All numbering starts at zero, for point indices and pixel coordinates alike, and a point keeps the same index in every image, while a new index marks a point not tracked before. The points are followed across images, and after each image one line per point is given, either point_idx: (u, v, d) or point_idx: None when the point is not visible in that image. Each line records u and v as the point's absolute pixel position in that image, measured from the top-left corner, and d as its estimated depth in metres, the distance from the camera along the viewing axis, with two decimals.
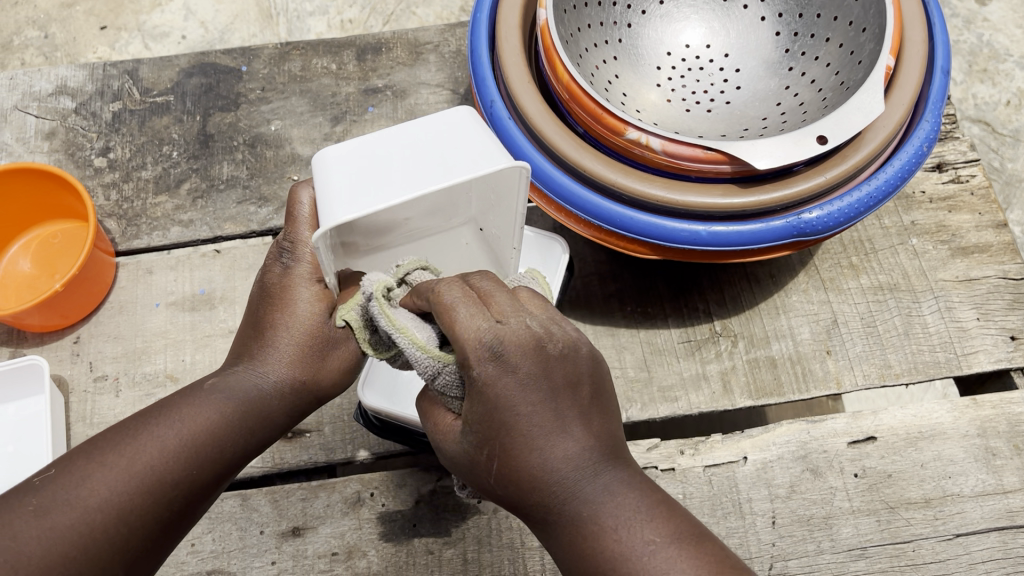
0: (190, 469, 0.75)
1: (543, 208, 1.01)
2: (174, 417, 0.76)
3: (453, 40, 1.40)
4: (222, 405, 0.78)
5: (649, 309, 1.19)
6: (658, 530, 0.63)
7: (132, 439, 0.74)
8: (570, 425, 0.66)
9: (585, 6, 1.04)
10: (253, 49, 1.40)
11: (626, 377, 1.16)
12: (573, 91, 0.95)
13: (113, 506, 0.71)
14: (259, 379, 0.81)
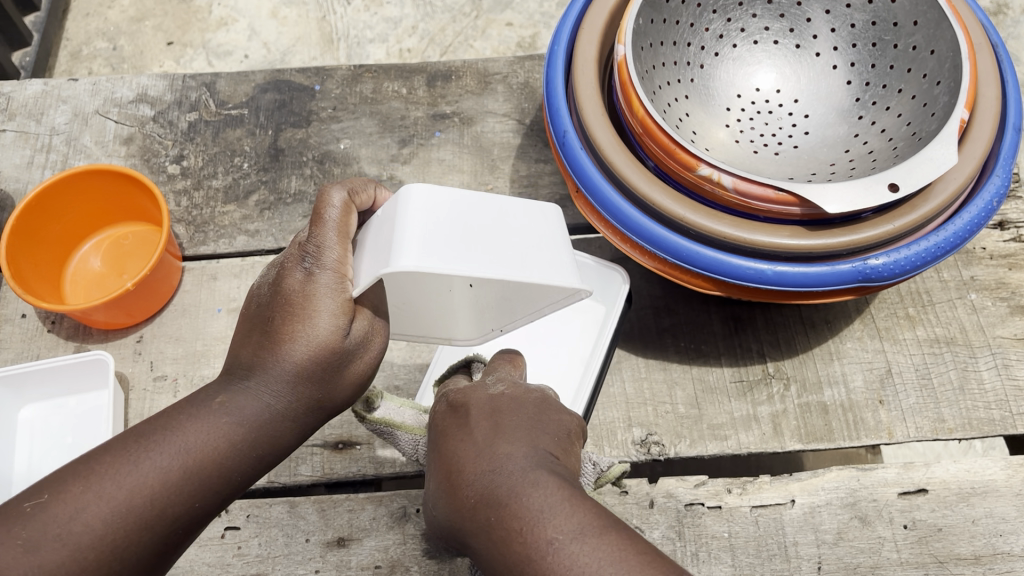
0: (190, 495, 0.76)
1: (610, 237, 1.03)
2: (168, 441, 0.76)
3: (521, 72, 1.43)
4: (229, 434, 0.78)
5: (703, 347, 1.20)
6: (565, 521, 0.67)
7: (130, 471, 0.74)
8: (515, 445, 0.75)
9: (661, 44, 1.07)
10: (327, 70, 1.44)
11: (676, 413, 1.16)
12: (647, 125, 0.97)
13: (110, 524, 0.72)
14: (263, 392, 0.81)
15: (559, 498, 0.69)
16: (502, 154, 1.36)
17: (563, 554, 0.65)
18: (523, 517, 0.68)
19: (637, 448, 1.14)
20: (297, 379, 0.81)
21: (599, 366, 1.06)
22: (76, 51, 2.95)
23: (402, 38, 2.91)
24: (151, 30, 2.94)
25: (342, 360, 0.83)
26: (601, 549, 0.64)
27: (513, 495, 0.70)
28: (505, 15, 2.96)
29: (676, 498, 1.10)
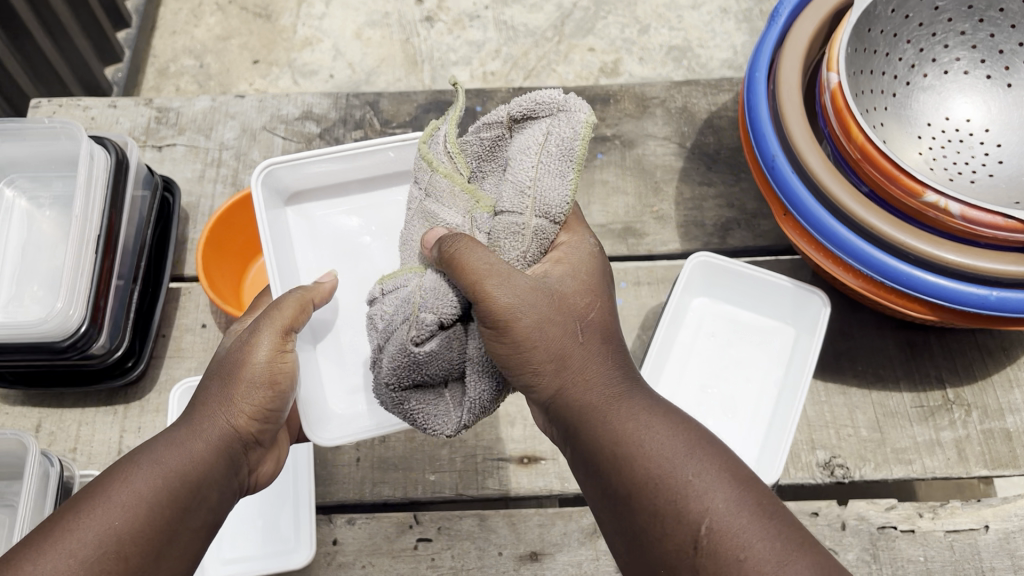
0: (172, 509, 0.74)
1: (820, 261, 1.06)
2: (138, 459, 0.76)
3: (679, 97, 1.45)
4: (159, 460, 0.77)
5: (881, 371, 1.21)
6: (663, 434, 0.71)
7: (93, 499, 0.72)
8: (567, 342, 0.77)
9: (860, 74, 1.11)
10: (488, 92, 1.48)
11: (859, 436, 1.17)
12: (866, 151, 1.00)
13: (102, 539, 0.69)
14: (197, 433, 0.82)
15: (675, 428, 0.73)
16: (665, 176, 1.38)
17: (669, 475, 0.68)
18: (642, 447, 0.71)
19: (822, 470, 1.15)
20: (217, 424, 0.83)
21: (798, 385, 1.08)
22: (164, 67, 2.74)
23: (486, 62, 2.70)
24: (238, 48, 2.74)
25: (247, 422, 0.85)
26: (715, 470, 0.68)
27: (623, 446, 0.72)
28: (588, 40, 2.71)
29: (869, 521, 1.10)
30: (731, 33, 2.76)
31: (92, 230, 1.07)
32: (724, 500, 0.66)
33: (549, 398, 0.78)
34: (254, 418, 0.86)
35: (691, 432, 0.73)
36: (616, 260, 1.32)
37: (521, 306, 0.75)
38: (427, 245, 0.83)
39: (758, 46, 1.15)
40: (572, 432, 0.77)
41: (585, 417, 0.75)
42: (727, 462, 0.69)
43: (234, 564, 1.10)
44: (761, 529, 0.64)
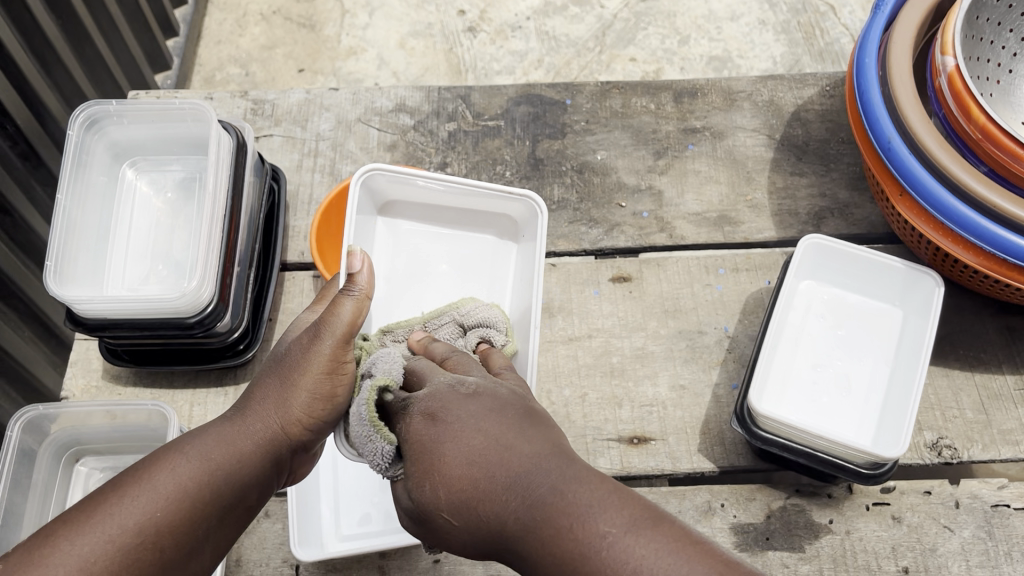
0: (213, 494, 0.82)
1: (937, 240, 1.10)
2: (187, 449, 0.84)
3: (765, 91, 1.48)
4: (210, 448, 0.85)
5: (983, 355, 1.22)
6: (615, 518, 0.63)
7: (145, 479, 0.80)
8: (522, 446, 0.72)
9: (972, 59, 1.16)
10: (577, 86, 1.49)
11: (965, 418, 1.18)
12: (989, 130, 1.05)
13: (142, 526, 0.77)
14: (247, 430, 0.89)
15: (605, 495, 0.65)
16: (757, 166, 1.40)
17: (617, 551, 0.61)
18: (561, 526, 0.64)
19: (930, 451, 1.16)
20: (269, 424, 0.90)
21: (915, 362, 1.10)
22: (209, 76, 2.48)
23: (529, 72, 2.47)
24: (282, 58, 2.49)
25: (301, 427, 0.91)
26: (646, 553, 0.60)
27: (550, 516, 0.65)
28: (630, 50, 2.51)
29: (981, 499, 1.12)
30: (768, 45, 2.51)
31: (219, 206, 1.10)
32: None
33: (460, 524, 0.73)
34: (308, 427, 0.92)
35: (631, 510, 0.64)
36: (711, 248, 1.34)
37: (423, 408, 0.81)
38: (353, 263, 0.97)
39: (863, 32, 1.19)
40: (433, 526, 0.76)
41: (496, 534, 0.70)
42: (608, 530, 0.62)
43: (354, 539, 1.11)
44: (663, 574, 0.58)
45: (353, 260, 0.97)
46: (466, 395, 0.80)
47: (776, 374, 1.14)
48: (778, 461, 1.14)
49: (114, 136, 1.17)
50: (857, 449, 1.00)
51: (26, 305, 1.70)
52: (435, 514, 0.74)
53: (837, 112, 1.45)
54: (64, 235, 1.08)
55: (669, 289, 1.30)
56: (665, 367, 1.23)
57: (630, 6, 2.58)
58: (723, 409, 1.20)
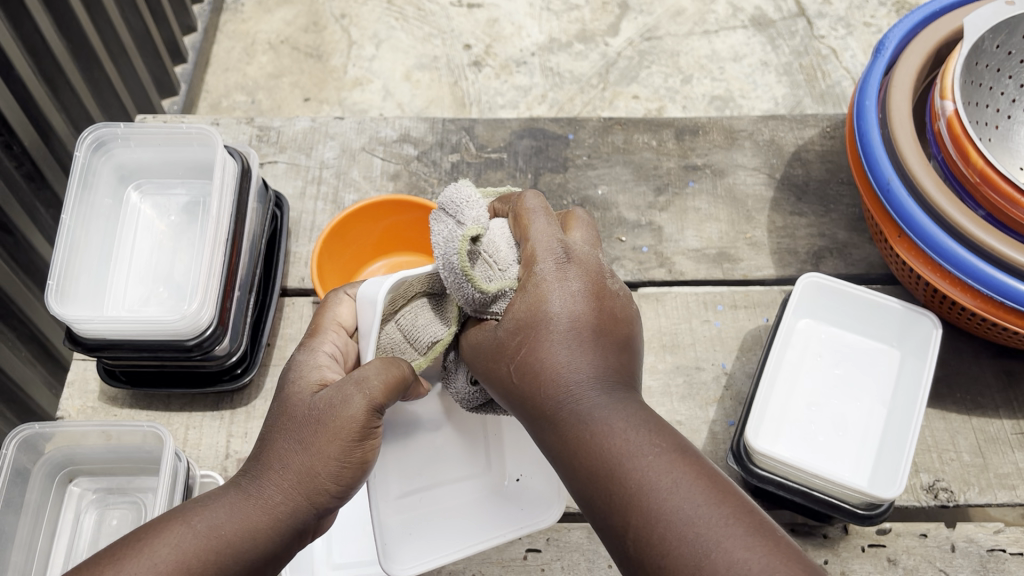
0: (219, 568, 0.76)
1: (935, 282, 1.11)
2: (194, 524, 0.78)
3: (767, 130, 1.49)
4: (218, 522, 0.79)
5: (980, 399, 1.22)
6: (660, 439, 0.73)
7: (139, 562, 0.75)
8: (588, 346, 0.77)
9: (970, 107, 1.19)
10: (580, 120, 1.50)
11: (962, 461, 1.18)
12: (987, 175, 1.06)
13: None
14: (263, 500, 0.80)
15: (654, 421, 0.75)
16: (756, 205, 1.41)
17: (650, 463, 0.71)
18: (610, 428, 0.74)
19: (926, 493, 1.15)
20: (290, 495, 0.81)
21: (912, 405, 1.10)
22: (215, 103, 2.50)
23: (533, 107, 2.49)
24: (289, 87, 2.51)
25: (327, 496, 0.82)
26: (680, 472, 0.70)
27: (611, 410, 0.75)
28: (633, 88, 2.54)
29: (977, 543, 1.11)
30: (771, 85, 2.54)
31: (222, 230, 1.10)
32: (700, 498, 0.68)
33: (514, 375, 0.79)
34: (334, 495, 0.82)
35: (669, 434, 0.74)
36: (710, 285, 1.35)
37: (566, 261, 0.79)
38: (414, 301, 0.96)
39: (864, 75, 1.21)
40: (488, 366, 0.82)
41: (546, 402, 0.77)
42: (655, 444, 0.72)
43: (347, 569, 1.11)
44: (703, 491, 0.68)
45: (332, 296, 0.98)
46: (563, 276, 0.79)
47: (772, 411, 1.14)
48: (777, 503, 1.14)
49: (121, 158, 1.18)
50: (853, 489, 1.00)
51: (25, 326, 1.70)
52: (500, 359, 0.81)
53: (837, 153, 1.47)
54: (68, 254, 1.09)
55: (667, 324, 1.30)
56: (662, 402, 1.23)
57: (634, 44, 2.61)
58: (719, 446, 1.20)
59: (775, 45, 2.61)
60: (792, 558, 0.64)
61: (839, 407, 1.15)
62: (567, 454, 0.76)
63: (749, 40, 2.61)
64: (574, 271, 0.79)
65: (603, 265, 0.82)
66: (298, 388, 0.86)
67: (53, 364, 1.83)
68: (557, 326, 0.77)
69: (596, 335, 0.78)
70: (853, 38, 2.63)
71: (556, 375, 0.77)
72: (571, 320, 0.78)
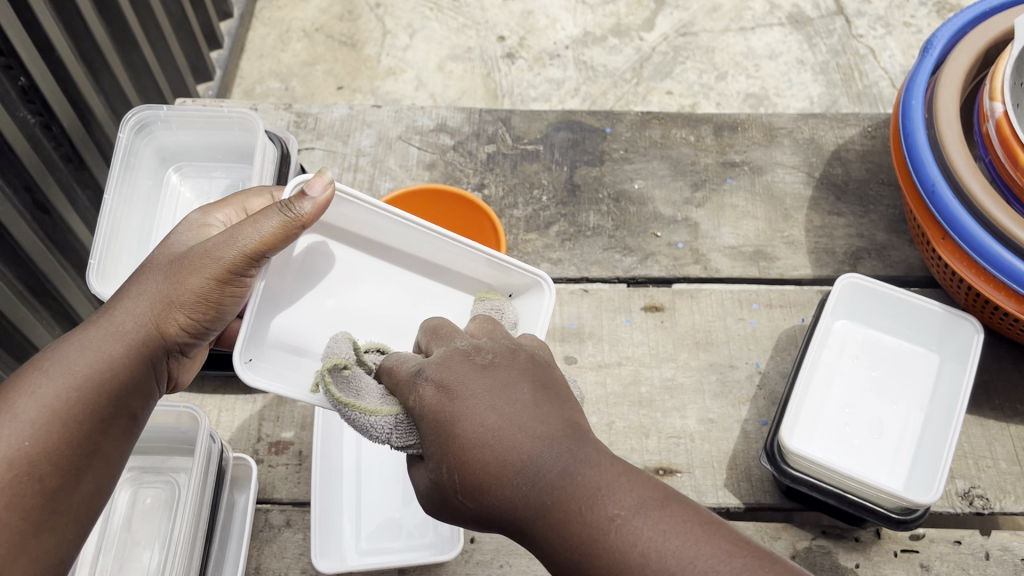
0: (89, 402, 0.83)
1: (977, 285, 1.09)
2: (49, 365, 0.83)
3: (807, 128, 1.48)
4: (84, 360, 0.85)
5: (1019, 406, 1.20)
6: (621, 498, 0.67)
7: (7, 404, 0.80)
8: (543, 420, 0.73)
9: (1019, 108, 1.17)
10: (617, 114, 1.50)
11: (999, 468, 1.16)
12: None
13: (13, 459, 0.77)
14: (115, 332, 0.88)
15: (614, 475, 0.69)
16: (795, 204, 1.40)
17: (625, 539, 0.65)
18: (577, 500, 0.68)
19: (961, 500, 1.13)
20: (141, 326, 0.89)
21: (951, 409, 1.09)
22: (249, 89, 2.51)
23: (565, 100, 2.48)
24: (322, 75, 2.52)
25: (178, 328, 0.91)
26: (665, 534, 0.64)
27: (569, 477, 0.69)
28: (667, 84, 2.52)
29: (1013, 552, 1.10)
30: (807, 84, 2.51)
31: None
32: (680, 557, 0.63)
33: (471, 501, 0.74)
34: (184, 329, 0.92)
35: (641, 488, 0.68)
36: (746, 283, 1.33)
37: (426, 379, 0.77)
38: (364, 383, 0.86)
39: (911, 74, 1.19)
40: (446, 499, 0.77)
41: (513, 516, 0.71)
42: (617, 512, 0.66)
43: (373, 555, 1.11)
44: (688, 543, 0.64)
45: (314, 183, 0.92)
46: (466, 384, 0.75)
47: (807, 411, 1.13)
48: (812, 505, 1.12)
49: (162, 140, 1.20)
50: (889, 492, 0.99)
51: (60, 305, 1.72)
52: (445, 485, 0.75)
53: (878, 153, 1.45)
54: (110, 233, 1.11)
55: (701, 321, 1.29)
56: (694, 400, 1.23)
57: (669, 40, 2.60)
58: (751, 445, 1.19)
59: (812, 44, 2.59)
60: None
61: (876, 409, 1.14)
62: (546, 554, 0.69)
63: (785, 38, 2.59)
64: (440, 377, 0.77)
65: (469, 349, 0.78)
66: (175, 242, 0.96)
67: None
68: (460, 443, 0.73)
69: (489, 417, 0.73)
70: (893, 38, 2.59)
71: (488, 479, 0.72)
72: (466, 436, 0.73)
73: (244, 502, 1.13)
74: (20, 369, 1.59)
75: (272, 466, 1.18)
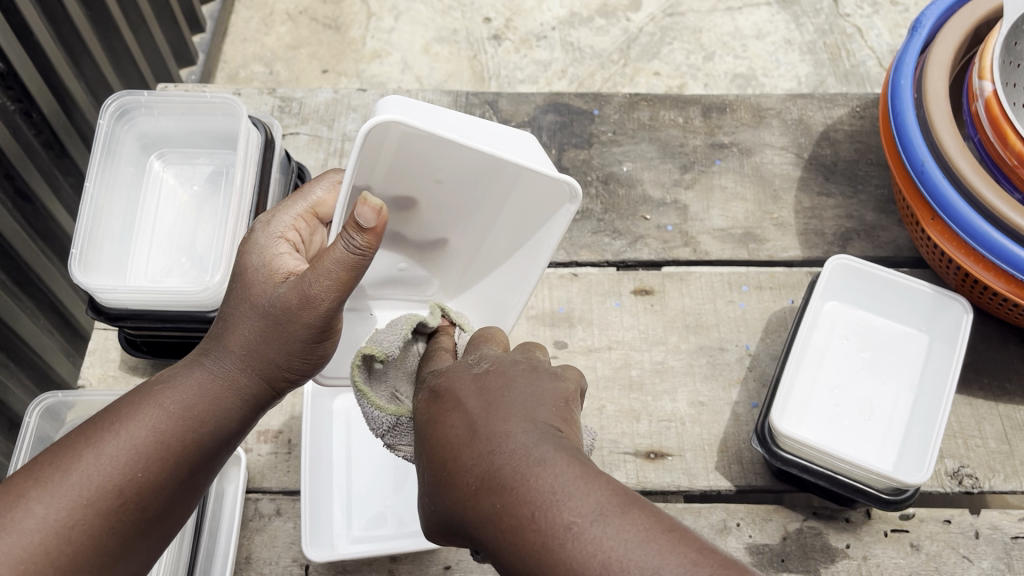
0: (196, 442, 0.85)
1: (967, 265, 1.09)
2: (165, 404, 0.85)
3: (795, 109, 1.47)
4: (197, 399, 0.86)
5: (1008, 385, 1.20)
6: (582, 501, 0.63)
7: (115, 435, 0.82)
8: (512, 424, 0.71)
9: (1009, 87, 1.16)
10: (605, 96, 1.48)
11: (987, 448, 1.16)
12: None
13: (122, 488, 0.80)
14: (228, 380, 0.87)
15: (570, 477, 0.65)
16: (784, 184, 1.39)
17: (582, 542, 0.61)
18: (526, 508, 0.64)
19: (951, 479, 1.14)
20: (254, 374, 0.88)
21: (941, 391, 1.09)
22: (233, 73, 2.47)
23: (553, 82, 2.46)
24: (307, 58, 2.49)
25: (285, 378, 0.90)
26: (615, 552, 0.60)
27: (520, 473, 0.66)
28: (654, 65, 2.51)
29: (1002, 530, 1.11)
30: (794, 64, 2.50)
31: (245, 201, 1.10)
32: (643, 571, 0.58)
33: (434, 507, 0.74)
34: (290, 377, 0.90)
35: (610, 493, 0.63)
36: (735, 265, 1.33)
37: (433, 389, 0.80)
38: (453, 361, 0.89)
39: (900, 53, 1.19)
40: (416, 505, 0.79)
41: (461, 514, 0.70)
42: (574, 520, 0.62)
43: (364, 543, 1.11)
44: (639, 551, 0.59)
45: (364, 209, 0.77)
46: (482, 374, 0.78)
47: (797, 393, 1.13)
48: (801, 486, 1.13)
49: (145, 127, 1.18)
50: (878, 474, 0.99)
51: (44, 294, 1.70)
52: (419, 496, 0.77)
53: (867, 133, 1.44)
54: (91, 222, 1.09)
55: (691, 304, 1.29)
56: (684, 382, 1.22)
57: (656, 20, 2.58)
58: (742, 427, 1.19)
59: (799, 23, 2.57)
60: None
61: (867, 389, 1.14)
62: (495, 558, 0.67)
63: (773, 17, 2.58)
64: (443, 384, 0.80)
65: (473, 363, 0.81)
66: (260, 274, 0.88)
67: (71, 333, 1.83)
68: (444, 436, 0.73)
69: (500, 398, 0.74)
70: (880, 17, 2.58)
71: (456, 470, 0.70)
72: (466, 424, 0.73)
73: (233, 492, 1.10)
74: (4, 358, 1.57)
75: (260, 454, 1.17)
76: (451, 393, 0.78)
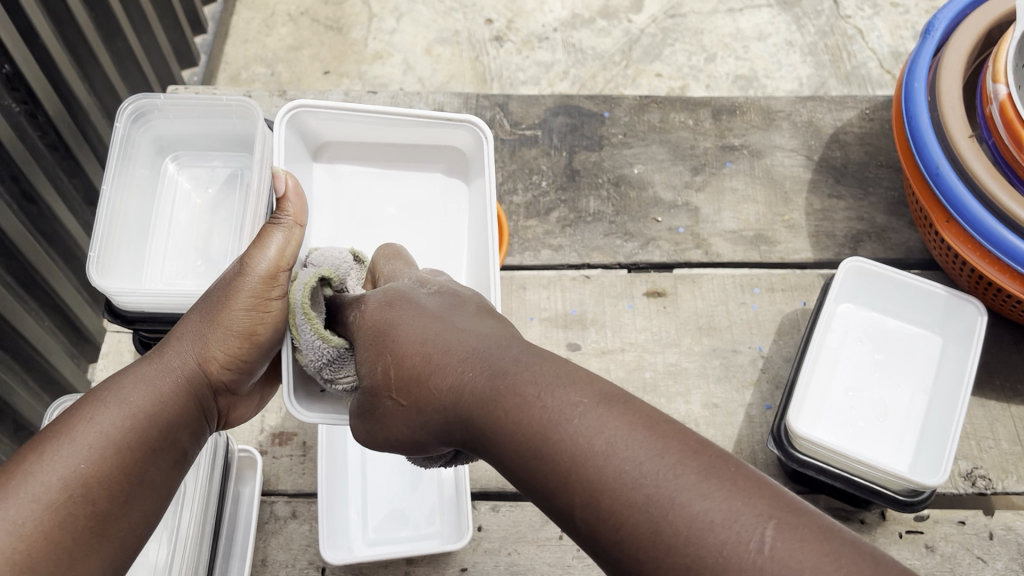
0: (143, 430, 0.84)
1: (982, 267, 1.10)
2: (107, 398, 0.85)
3: (805, 111, 1.47)
4: (139, 390, 0.86)
5: (1019, 386, 1.21)
6: (582, 396, 0.66)
7: (61, 434, 0.81)
8: (482, 339, 0.78)
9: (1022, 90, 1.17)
10: (615, 98, 1.48)
11: (1000, 449, 1.17)
12: None
13: (70, 481, 0.78)
14: (165, 370, 0.89)
15: (574, 390, 0.66)
16: (794, 187, 1.40)
17: (579, 433, 0.63)
18: (525, 395, 0.68)
19: (965, 481, 1.14)
20: (186, 361, 0.91)
21: (956, 392, 1.09)
22: (234, 74, 2.47)
23: (555, 83, 2.47)
24: (309, 59, 2.49)
25: (219, 368, 0.93)
26: (619, 426, 0.62)
27: (516, 363, 0.72)
28: (656, 66, 2.51)
29: (1015, 531, 1.11)
30: (796, 65, 2.51)
31: (262, 203, 1.09)
32: (640, 453, 0.60)
33: (406, 405, 0.79)
34: (226, 367, 0.93)
35: (591, 389, 0.67)
36: (747, 267, 1.33)
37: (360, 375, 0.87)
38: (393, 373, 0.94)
39: (914, 56, 1.19)
40: (378, 410, 0.83)
41: (452, 409, 0.74)
42: (577, 410, 0.65)
43: (381, 545, 1.10)
44: (638, 438, 0.61)
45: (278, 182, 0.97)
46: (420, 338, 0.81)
47: (812, 395, 1.13)
48: (817, 488, 1.13)
49: (160, 130, 1.18)
50: (896, 475, 0.99)
51: (48, 296, 1.70)
52: (381, 397, 0.82)
53: (876, 136, 1.45)
54: (109, 225, 1.09)
55: (703, 306, 1.29)
56: (697, 385, 1.23)
57: (658, 21, 2.58)
58: (756, 429, 1.19)
59: (800, 25, 2.58)
60: (756, 494, 0.56)
61: (881, 391, 1.14)
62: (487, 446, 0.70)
63: (774, 19, 2.58)
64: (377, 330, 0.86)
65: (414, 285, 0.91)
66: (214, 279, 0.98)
67: (75, 335, 1.83)
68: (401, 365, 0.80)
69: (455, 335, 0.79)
70: (881, 19, 2.59)
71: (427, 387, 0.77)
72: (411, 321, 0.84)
73: (249, 493, 1.12)
74: (8, 361, 1.57)
75: (276, 457, 1.17)
76: (372, 344, 0.86)
